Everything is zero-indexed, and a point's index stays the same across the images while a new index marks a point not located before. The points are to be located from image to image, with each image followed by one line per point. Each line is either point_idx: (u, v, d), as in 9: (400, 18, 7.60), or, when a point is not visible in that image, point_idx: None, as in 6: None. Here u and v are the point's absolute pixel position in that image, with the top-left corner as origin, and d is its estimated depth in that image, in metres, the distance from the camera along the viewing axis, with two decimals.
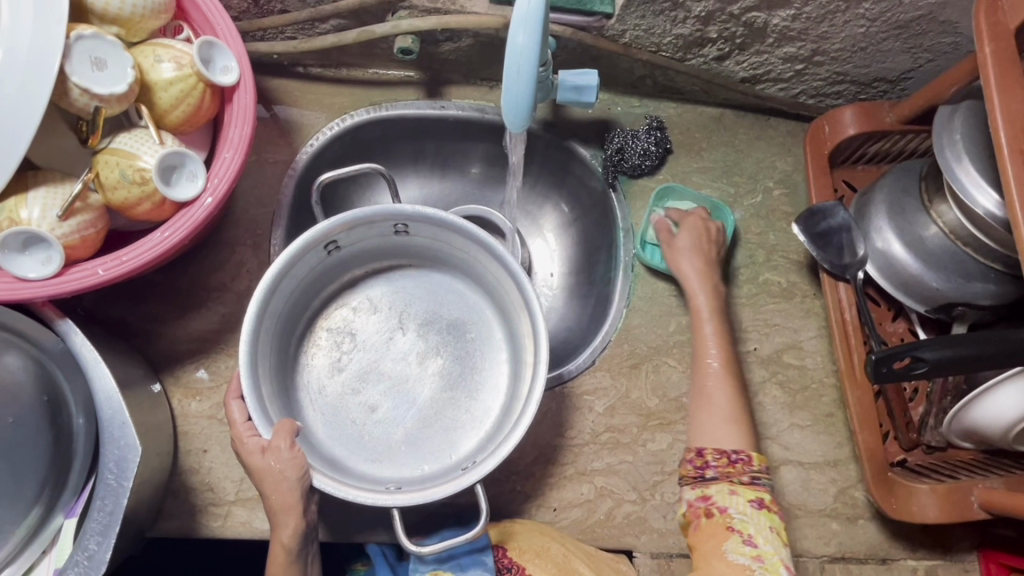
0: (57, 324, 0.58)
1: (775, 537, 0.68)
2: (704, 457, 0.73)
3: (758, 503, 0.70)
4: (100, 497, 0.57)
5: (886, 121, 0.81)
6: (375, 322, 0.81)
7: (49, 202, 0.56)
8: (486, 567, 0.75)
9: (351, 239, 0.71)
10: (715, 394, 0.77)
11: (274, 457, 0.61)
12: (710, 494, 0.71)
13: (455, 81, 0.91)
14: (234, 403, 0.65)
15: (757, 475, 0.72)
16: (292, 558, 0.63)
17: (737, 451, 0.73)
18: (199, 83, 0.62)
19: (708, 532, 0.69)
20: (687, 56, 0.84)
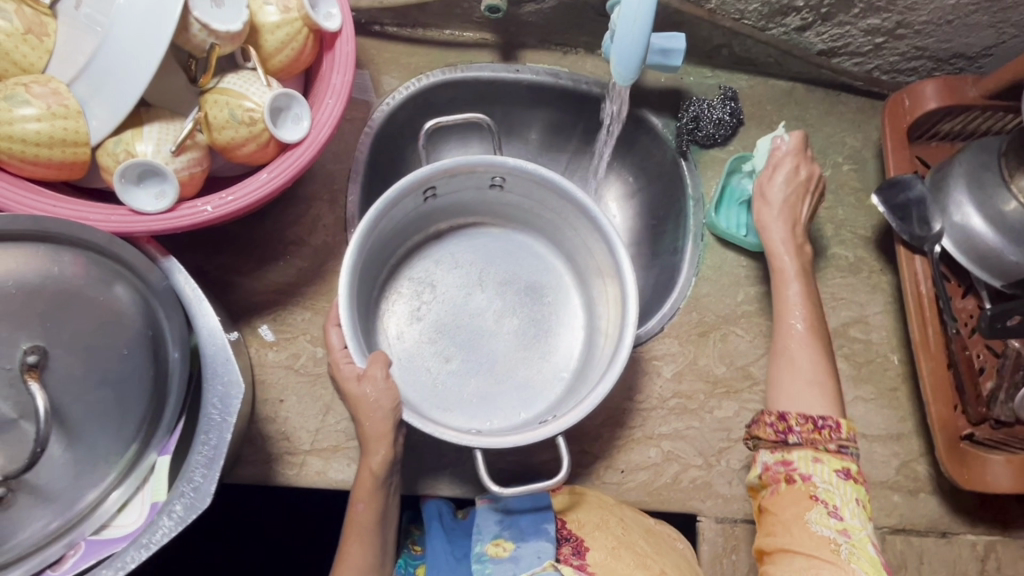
0: (161, 262, 0.60)
1: (860, 509, 0.67)
2: (786, 422, 0.70)
3: (846, 474, 0.68)
4: (204, 431, 0.58)
5: (968, 96, 0.81)
6: (455, 278, 0.82)
7: (163, 138, 0.58)
8: (547, 537, 0.73)
9: (448, 186, 0.73)
10: (800, 359, 0.74)
11: (358, 385, 0.63)
12: (792, 460, 0.69)
13: (530, 45, 0.91)
14: (332, 332, 0.65)
15: (846, 444, 0.69)
16: (377, 485, 0.65)
17: (824, 418, 0.70)
18: (304, 28, 0.62)
19: (788, 498, 0.68)
20: (768, 25, 0.84)
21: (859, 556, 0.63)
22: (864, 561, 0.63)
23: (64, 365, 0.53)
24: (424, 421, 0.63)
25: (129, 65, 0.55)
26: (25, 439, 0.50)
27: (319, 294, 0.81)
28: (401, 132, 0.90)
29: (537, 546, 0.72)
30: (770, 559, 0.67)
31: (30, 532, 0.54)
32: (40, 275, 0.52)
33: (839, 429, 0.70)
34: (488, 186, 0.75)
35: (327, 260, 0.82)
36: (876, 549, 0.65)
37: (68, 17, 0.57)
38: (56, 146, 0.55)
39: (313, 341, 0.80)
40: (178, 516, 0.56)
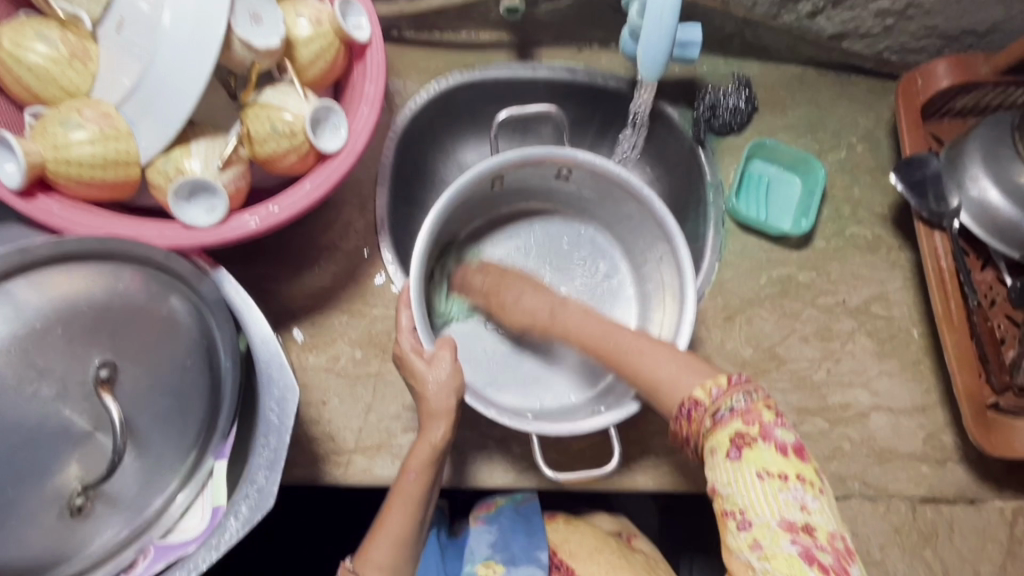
0: (212, 272, 0.62)
1: (769, 485, 0.58)
2: (683, 433, 0.66)
3: (734, 449, 0.59)
4: (264, 435, 0.60)
5: (980, 73, 0.82)
6: (513, 263, 0.93)
7: (210, 154, 0.60)
8: (540, 565, 0.78)
9: (513, 175, 0.83)
10: (659, 369, 0.68)
11: (423, 361, 0.70)
12: (700, 463, 0.62)
13: (545, 42, 0.92)
14: (402, 313, 0.71)
15: (720, 408, 0.62)
16: (435, 457, 0.68)
17: (683, 404, 0.64)
18: (337, 40, 0.64)
19: (719, 526, 0.61)
20: (780, 12, 0.85)
21: (776, 571, 0.54)
22: (782, 573, 0.54)
23: (130, 379, 0.55)
24: (484, 406, 0.72)
25: (175, 84, 0.56)
26: (102, 450, 0.52)
27: (354, 297, 0.83)
28: (423, 135, 0.92)
29: (528, 570, 0.77)
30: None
31: (100, 543, 0.56)
32: (108, 291, 0.54)
33: (699, 401, 0.63)
34: (553, 176, 0.85)
35: (360, 264, 0.84)
36: (793, 543, 0.55)
37: (111, 40, 0.59)
38: (110, 167, 0.57)
39: (351, 343, 0.82)
40: (244, 517, 0.59)
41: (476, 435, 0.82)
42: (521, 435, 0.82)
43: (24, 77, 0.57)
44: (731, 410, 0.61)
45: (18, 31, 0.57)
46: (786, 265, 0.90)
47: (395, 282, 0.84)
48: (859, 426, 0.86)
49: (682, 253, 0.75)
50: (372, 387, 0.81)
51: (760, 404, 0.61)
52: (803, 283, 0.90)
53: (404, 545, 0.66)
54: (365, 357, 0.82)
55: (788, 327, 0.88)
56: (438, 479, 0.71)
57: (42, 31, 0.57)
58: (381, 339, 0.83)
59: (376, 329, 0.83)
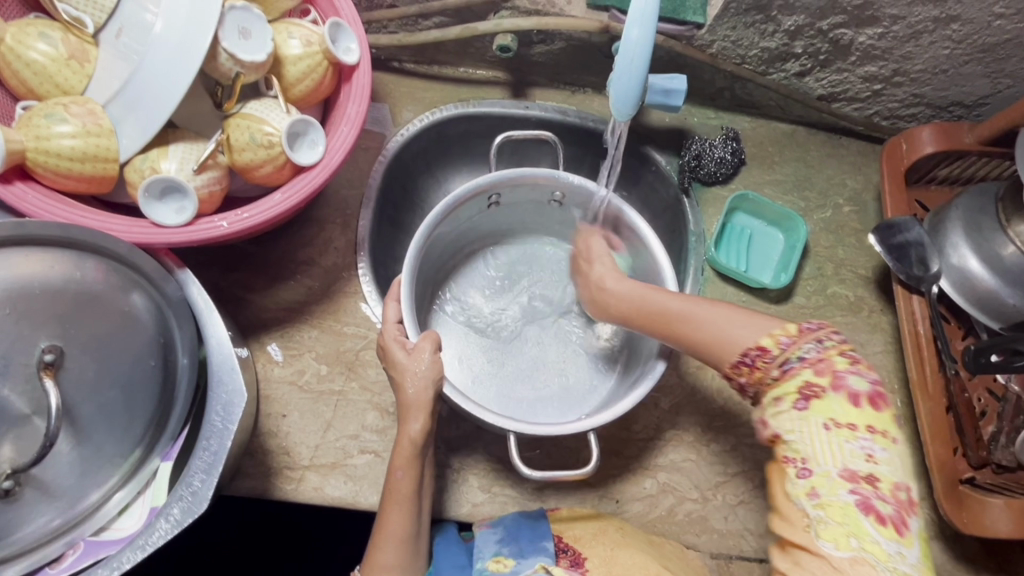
0: (177, 274, 0.63)
1: (835, 435, 0.52)
2: (739, 370, 0.60)
3: (804, 396, 0.55)
4: (206, 437, 0.60)
5: (965, 141, 0.83)
6: (504, 285, 0.94)
7: (186, 157, 0.62)
8: (547, 553, 0.69)
9: (511, 197, 0.86)
10: (711, 320, 0.62)
11: (403, 351, 0.69)
12: (768, 414, 0.57)
13: (540, 83, 0.95)
14: (390, 304, 0.73)
15: (789, 359, 0.57)
16: (418, 451, 0.67)
17: (748, 352, 0.59)
18: (324, 61, 0.67)
19: (778, 469, 0.56)
20: (769, 70, 0.87)
21: (829, 522, 0.50)
22: (834, 523, 0.50)
23: (76, 367, 0.56)
24: (457, 394, 0.71)
25: (160, 91, 0.59)
26: (36, 434, 0.52)
27: (326, 313, 0.84)
28: (414, 162, 0.95)
29: (535, 558, 0.68)
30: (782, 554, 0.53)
31: (30, 529, 0.56)
32: (64, 278, 0.56)
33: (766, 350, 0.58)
34: (550, 201, 0.87)
35: (337, 281, 0.85)
36: (851, 493, 0.50)
37: (109, 45, 0.61)
38: (87, 162, 0.59)
39: (318, 359, 0.82)
40: (175, 519, 0.58)
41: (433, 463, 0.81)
42: (480, 468, 0.81)
43: (22, 72, 0.60)
44: (800, 360, 0.56)
45: (22, 29, 0.60)
46: (765, 318, 0.89)
47: (369, 302, 0.85)
48: None
49: (667, 277, 0.76)
50: (333, 404, 0.81)
51: (832, 353, 0.56)
52: None
53: (407, 543, 0.65)
54: (330, 373, 0.82)
55: None
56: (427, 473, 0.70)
57: (45, 31, 0.61)
58: (347, 357, 0.83)
59: (345, 346, 0.83)
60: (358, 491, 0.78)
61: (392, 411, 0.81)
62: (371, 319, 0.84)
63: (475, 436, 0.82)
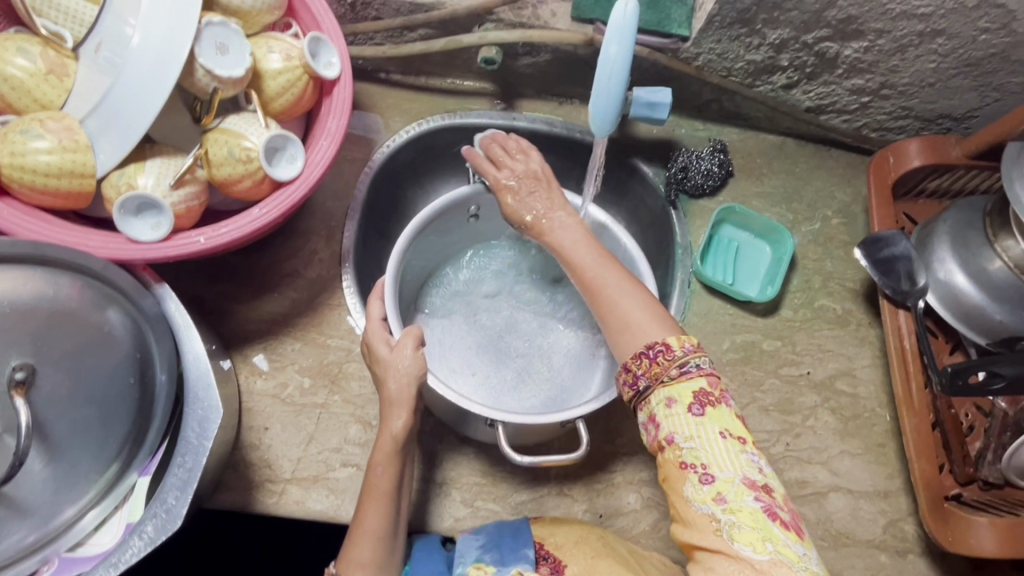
0: (155, 288, 0.63)
1: (731, 445, 0.54)
2: (630, 371, 0.58)
3: (699, 405, 0.55)
4: (180, 454, 0.59)
5: (951, 156, 0.82)
6: (486, 292, 0.92)
7: (163, 172, 0.62)
8: (528, 560, 0.68)
9: (491, 208, 0.85)
10: (630, 314, 0.60)
11: (387, 351, 0.68)
12: (656, 414, 0.57)
13: (527, 94, 0.95)
14: (374, 302, 0.72)
15: (687, 362, 0.56)
16: (399, 450, 0.66)
17: (652, 344, 0.57)
18: (304, 75, 0.67)
19: (670, 470, 0.56)
20: (755, 83, 0.86)
21: (742, 526, 0.51)
22: (746, 527, 0.51)
23: (48, 381, 0.55)
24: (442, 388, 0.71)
25: (136, 107, 0.59)
26: (6, 452, 0.52)
27: (310, 326, 0.84)
28: (401, 173, 0.95)
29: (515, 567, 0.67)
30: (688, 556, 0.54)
31: (4, 546, 0.56)
32: (36, 295, 0.56)
33: (670, 347, 0.57)
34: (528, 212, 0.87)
35: (321, 293, 0.85)
36: (757, 499, 0.52)
37: (88, 60, 0.61)
38: (64, 177, 0.59)
39: (301, 371, 0.82)
40: (148, 537, 0.57)
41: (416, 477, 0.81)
42: (463, 481, 0.81)
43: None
44: (698, 367, 0.57)
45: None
46: (752, 331, 0.89)
47: (353, 313, 0.85)
48: (814, 506, 0.83)
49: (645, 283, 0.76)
50: (316, 417, 0.81)
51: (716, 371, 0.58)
52: (767, 352, 0.88)
53: (385, 543, 0.64)
54: (313, 386, 0.82)
55: (748, 396, 0.86)
56: (408, 475, 0.69)
57: (24, 46, 0.60)
58: (330, 370, 0.82)
59: (328, 359, 0.83)
60: (339, 504, 0.78)
61: (375, 424, 0.81)
62: (355, 331, 0.84)
63: (458, 450, 0.82)
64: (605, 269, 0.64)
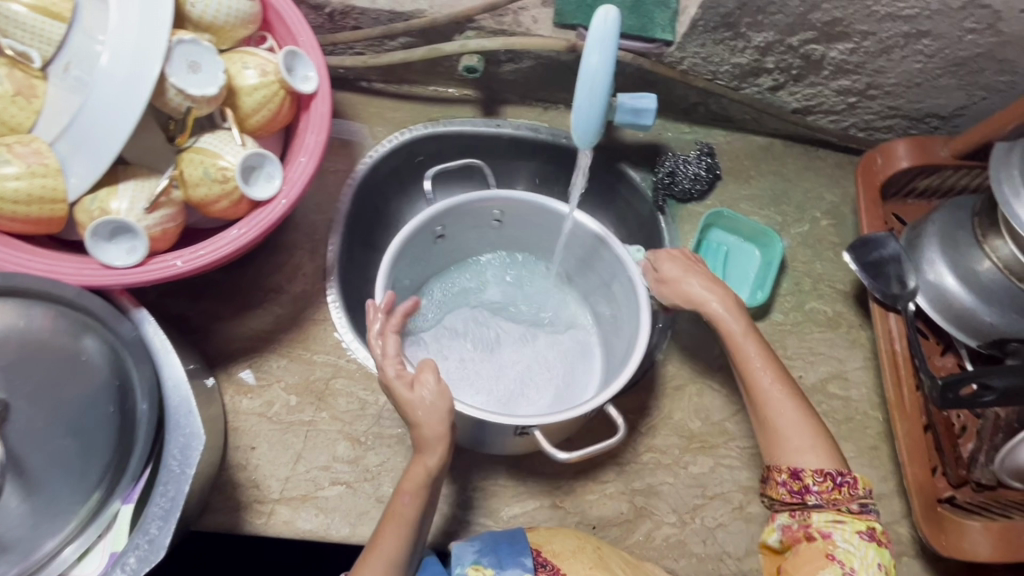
0: (133, 313, 0.62)
1: (881, 572, 0.60)
2: (802, 480, 0.63)
3: (869, 535, 0.61)
4: (163, 483, 0.58)
5: (939, 156, 0.82)
6: (464, 318, 0.90)
7: (137, 195, 0.60)
8: (525, 568, 0.67)
9: (454, 226, 0.84)
10: (787, 429, 0.66)
11: (422, 395, 0.64)
12: (814, 526, 0.62)
13: (512, 101, 0.94)
14: (389, 338, 0.67)
15: (868, 501, 0.63)
16: (431, 480, 0.65)
17: (840, 473, 0.63)
18: (281, 90, 0.65)
19: (804, 557, 0.61)
20: (741, 85, 0.85)
21: None
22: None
23: (24, 416, 0.56)
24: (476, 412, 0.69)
25: (108, 129, 0.58)
26: None
27: (295, 342, 0.83)
28: (386, 182, 0.94)
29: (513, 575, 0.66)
30: None
31: None
32: (8, 328, 0.56)
33: (857, 486, 0.63)
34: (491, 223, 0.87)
35: (306, 308, 0.84)
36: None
37: (57, 80, 0.59)
38: (34, 205, 0.58)
39: (287, 389, 0.81)
40: (131, 569, 0.56)
41: None
42: (454, 496, 0.80)
43: None
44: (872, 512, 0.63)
45: None
46: None
47: (339, 327, 0.84)
48: None
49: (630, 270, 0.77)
50: (303, 435, 0.79)
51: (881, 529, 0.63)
52: None
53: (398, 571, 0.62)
54: (300, 404, 0.80)
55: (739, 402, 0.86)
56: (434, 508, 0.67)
57: None
58: (317, 386, 0.81)
59: (314, 375, 0.82)
60: (328, 523, 0.76)
61: (363, 440, 0.80)
62: (342, 345, 0.83)
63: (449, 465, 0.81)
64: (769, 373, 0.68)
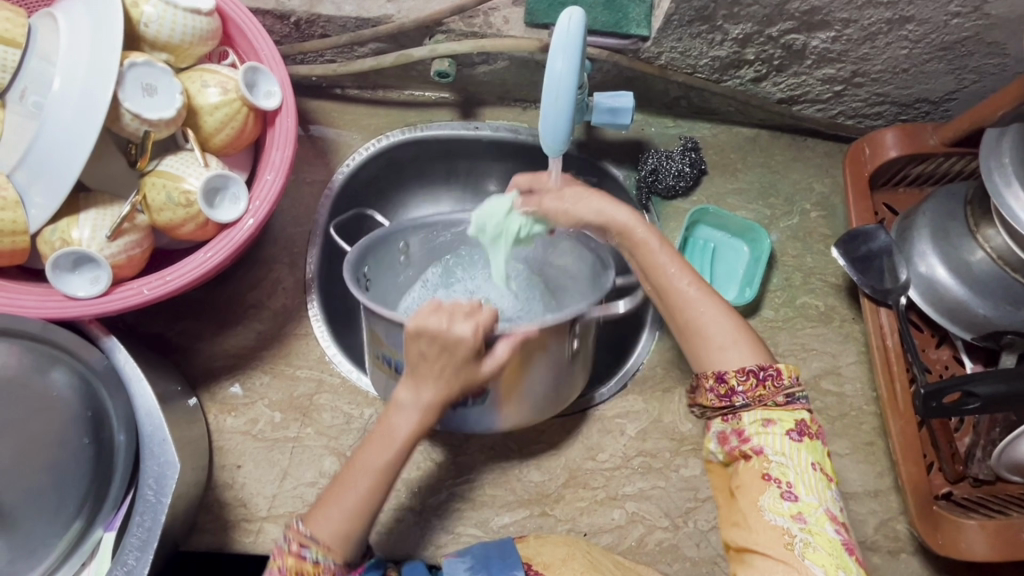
0: (103, 342, 0.60)
1: (820, 477, 0.58)
2: (727, 383, 0.60)
3: (798, 433, 0.59)
4: (139, 513, 0.58)
5: (929, 144, 0.80)
6: None
7: (99, 223, 0.59)
8: None
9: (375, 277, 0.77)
10: (709, 326, 0.62)
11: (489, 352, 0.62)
12: (745, 429, 0.60)
13: (489, 101, 0.92)
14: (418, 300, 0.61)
15: (792, 395, 0.60)
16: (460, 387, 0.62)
17: (763, 366, 0.60)
18: (243, 107, 0.63)
19: (747, 476, 0.58)
20: (723, 78, 0.83)
21: (817, 546, 0.54)
22: (822, 551, 0.54)
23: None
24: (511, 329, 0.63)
25: (65, 156, 0.56)
26: None
27: (277, 358, 0.82)
28: (365, 190, 0.92)
29: None
30: (738, 555, 0.58)
31: None
32: None
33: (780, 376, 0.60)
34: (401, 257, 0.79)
35: (286, 323, 0.83)
36: (837, 530, 0.55)
37: (13, 107, 0.57)
38: None
39: (271, 406, 0.80)
40: None
41: (394, 507, 0.79)
42: (442, 508, 0.79)
43: None
44: (798, 401, 0.61)
45: None
46: None
47: (321, 341, 0.83)
48: None
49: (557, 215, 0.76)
50: (289, 452, 0.79)
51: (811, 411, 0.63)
52: None
53: (380, 481, 0.60)
54: (284, 421, 0.80)
55: None
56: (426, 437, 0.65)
57: None
58: (301, 402, 0.81)
59: (297, 391, 0.81)
60: None
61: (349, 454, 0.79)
62: (325, 359, 0.82)
63: (436, 476, 0.80)
64: (676, 270, 0.64)
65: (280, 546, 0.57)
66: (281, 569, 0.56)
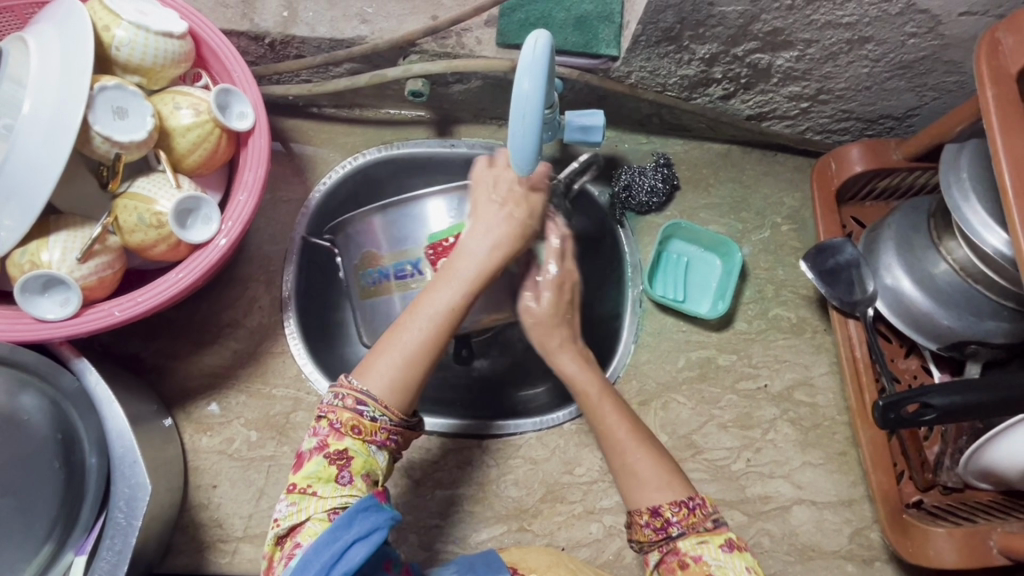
0: (73, 363, 0.61)
1: None
2: (662, 515, 0.59)
3: (730, 546, 0.58)
4: (109, 536, 0.57)
5: (892, 159, 0.81)
6: None
7: (69, 246, 0.59)
8: None
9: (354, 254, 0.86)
10: (639, 469, 0.62)
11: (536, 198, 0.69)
12: (683, 552, 0.58)
13: (465, 119, 0.93)
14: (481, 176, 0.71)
15: (717, 516, 0.60)
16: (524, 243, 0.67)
17: (691, 496, 0.60)
18: (215, 129, 0.64)
19: None
20: (692, 96, 0.85)
21: None
22: None
23: None
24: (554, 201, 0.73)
25: (34, 179, 0.56)
26: None
27: (253, 376, 0.82)
28: (342, 207, 0.92)
29: None
30: None
31: None
32: None
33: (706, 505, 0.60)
34: None
35: (263, 340, 0.83)
36: None
37: None
38: None
39: (248, 425, 0.80)
40: None
41: None
42: (420, 524, 0.79)
43: None
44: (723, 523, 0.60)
45: None
46: (706, 347, 0.88)
47: (296, 358, 0.83)
48: (779, 521, 0.81)
49: None
50: (265, 471, 0.78)
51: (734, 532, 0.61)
52: (723, 366, 0.87)
53: (442, 321, 0.62)
54: (260, 440, 0.79)
55: (706, 413, 0.85)
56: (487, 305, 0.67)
57: None
58: (277, 420, 0.80)
59: (273, 410, 0.81)
60: None
61: None
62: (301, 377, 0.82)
63: (414, 493, 0.80)
64: (612, 414, 0.65)
65: (335, 401, 0.58)
66: (337, 422, 0.57)
